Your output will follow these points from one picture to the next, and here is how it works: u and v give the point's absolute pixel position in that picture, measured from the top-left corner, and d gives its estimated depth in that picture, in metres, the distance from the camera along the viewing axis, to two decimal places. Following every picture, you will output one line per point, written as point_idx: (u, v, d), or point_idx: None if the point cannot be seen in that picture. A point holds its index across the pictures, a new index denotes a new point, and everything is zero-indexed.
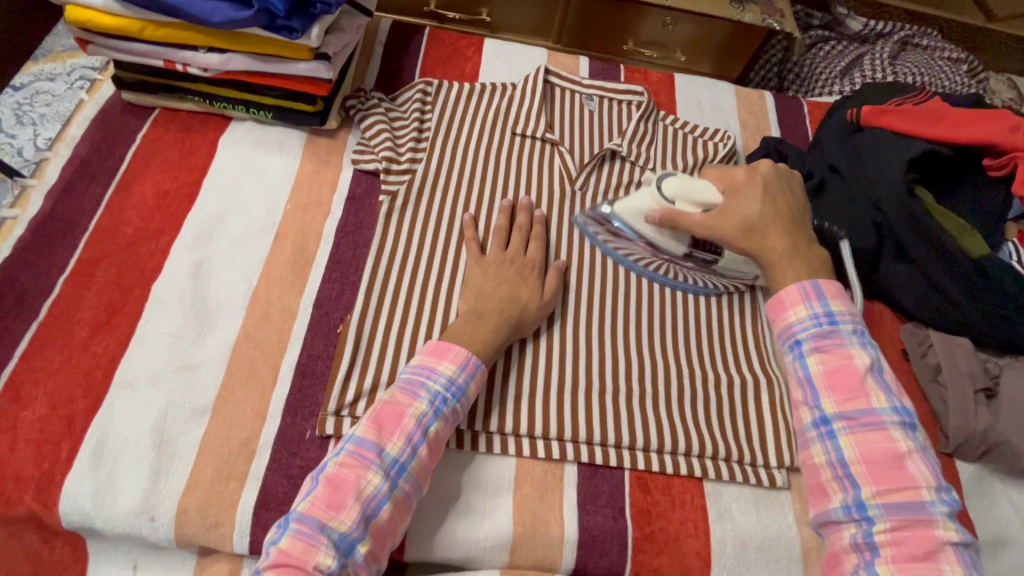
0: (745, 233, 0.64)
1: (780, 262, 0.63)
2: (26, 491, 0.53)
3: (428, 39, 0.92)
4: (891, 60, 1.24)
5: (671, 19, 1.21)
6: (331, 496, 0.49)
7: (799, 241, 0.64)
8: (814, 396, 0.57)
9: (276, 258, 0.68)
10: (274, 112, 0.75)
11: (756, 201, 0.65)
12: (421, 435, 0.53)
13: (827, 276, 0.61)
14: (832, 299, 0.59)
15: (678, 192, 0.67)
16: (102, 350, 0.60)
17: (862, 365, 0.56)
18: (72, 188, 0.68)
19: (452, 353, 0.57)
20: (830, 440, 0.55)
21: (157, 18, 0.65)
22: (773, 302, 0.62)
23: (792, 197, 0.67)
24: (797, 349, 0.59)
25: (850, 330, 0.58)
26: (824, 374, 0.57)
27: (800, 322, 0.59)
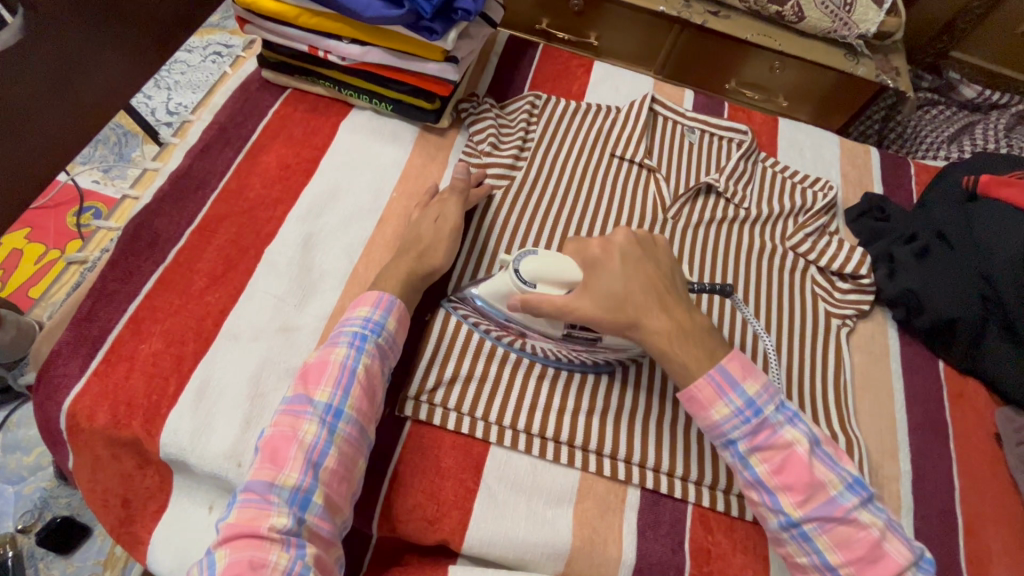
0: (615, 318, 0.56)
1: (667, 346, 0.56)
2: (135, 417, 0.57)
3: (541, 55, 0.95)
4: (1008, 131, 1.20)
5: (780, 63, 1.20)
6: (272, 455, 0.52)
7: (679, 319, 0.57)
8: (773, 500, 0.54)
9: (378, 239, 0.72)
10: (394, 105, 0.79)
11: (617, 280, 0.56)
12: (348, 376, 0.56)
13: (730, 353, 0.57)
14: (745, 383, 0.55)
15: (537, 274, 0.57)
16: (215, 300, 0.64)
17: (803, 452, 0.53)
18: (208, 150, 0.74)
19: (365, 299, 0.60)
20: (807, 543, 0.53)
21: (312, 7, 0.70)
22: (688, 400, 0.56)
23: (655, 264, 0.59)
24: (735, 450, 0.55)
25: (775, 412, 0.55)
26: (773, 474, 0.54)
27: (727, 421, 0.55)
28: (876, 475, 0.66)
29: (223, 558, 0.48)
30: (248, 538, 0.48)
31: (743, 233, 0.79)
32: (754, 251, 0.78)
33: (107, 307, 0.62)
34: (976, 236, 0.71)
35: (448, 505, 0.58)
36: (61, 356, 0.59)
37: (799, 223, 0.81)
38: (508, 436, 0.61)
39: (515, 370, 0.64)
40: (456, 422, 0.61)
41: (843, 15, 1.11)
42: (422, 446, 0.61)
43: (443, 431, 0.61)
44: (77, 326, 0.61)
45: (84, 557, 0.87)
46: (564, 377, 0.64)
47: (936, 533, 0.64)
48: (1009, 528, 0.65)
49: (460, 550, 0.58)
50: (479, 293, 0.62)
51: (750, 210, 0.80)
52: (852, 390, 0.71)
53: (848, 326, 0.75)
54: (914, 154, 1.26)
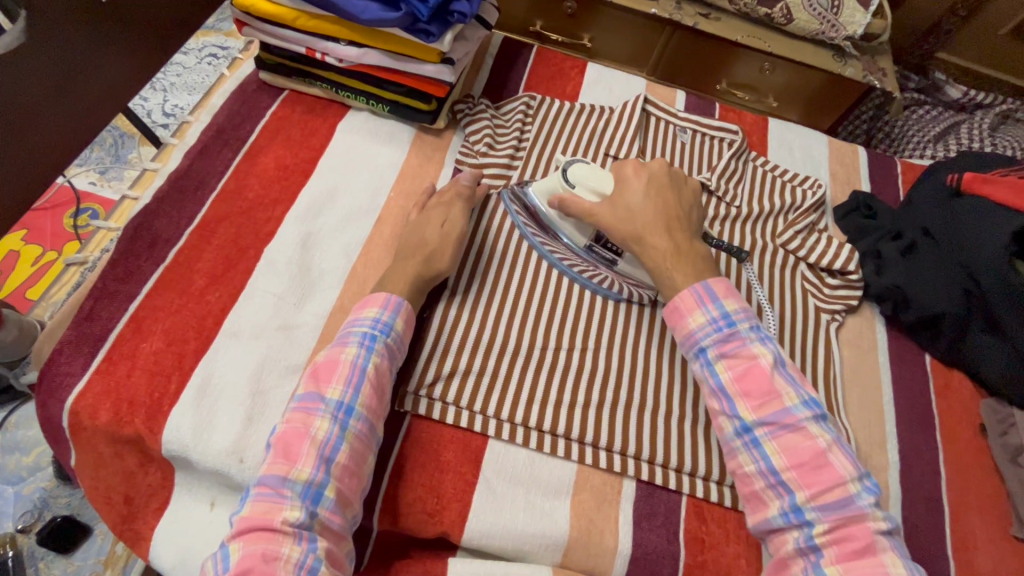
0: (627, 228, 0.65)
1: (663, 262, 0.63)
2: (137, 415, 0.58)
3: (536, 57, 0.97)
4: (991, 131, 1.23)
5: (769, 65, 1.22)
6: (285, 451, 0.53)
7: (680, 243, 0.64)
8: (730, 405, 0.57)
9: (375, 239, 0.73)
10: (391, 106, 0.80)
11: (639, 196, 0.66)
12: (359, 374, 0.56)
13: (716, 276, 0.63)
14: (723, 299, 0.60)
15: (581, 179, 0.68)
16: (215, 299, 0.65)
17: (766, 364, 0.57)
18: (207, 150, 0.75)
19: (375, 300, 0.62)
20: (756, 449, 0.56)
21: (310, 10, 0.71)
22: (671, 310, 0.62)
23: (678, 196, 0.68)
24: (703, 356, 0.60)
25: (748, 329, 0.60)
26: (735, 380, 0.58)
27: (700, 328, 0.60)
28: (865, 465, 0.68)
29: (237, 551, 0.48)
30: (261, 531, 0.49)
31: (734, 230, 0.81)
32: (745, 248, 0.79)
33: (108, 306, 0.63)
34: (958, 232, 0.73)
35: (447, 499, 0.59)
36: (62, 355, 0.60)
37: (789, 220, 0.83)
38: (507, 431, 0.62)
39: (512, 366, 0.65)
40: (454, 417, 0.62)
41: (831, 17, 1.14)
42: (422, 442, 0.62)
43: (442, 427, 0.63)
44: (78, 326, 0.61)
45: (84, 556, 0.88)
46: (561, 372, 0.65)
47: (922, 520, 0.65)
48: (994, 516, 0.67)
49: (460, 543, 0.59)
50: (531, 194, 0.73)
51: (741, 208, 0.82)
52: (841, 383, 0.73)
53: (837, 320, 0.77)
54: (901, 153, 1.28)
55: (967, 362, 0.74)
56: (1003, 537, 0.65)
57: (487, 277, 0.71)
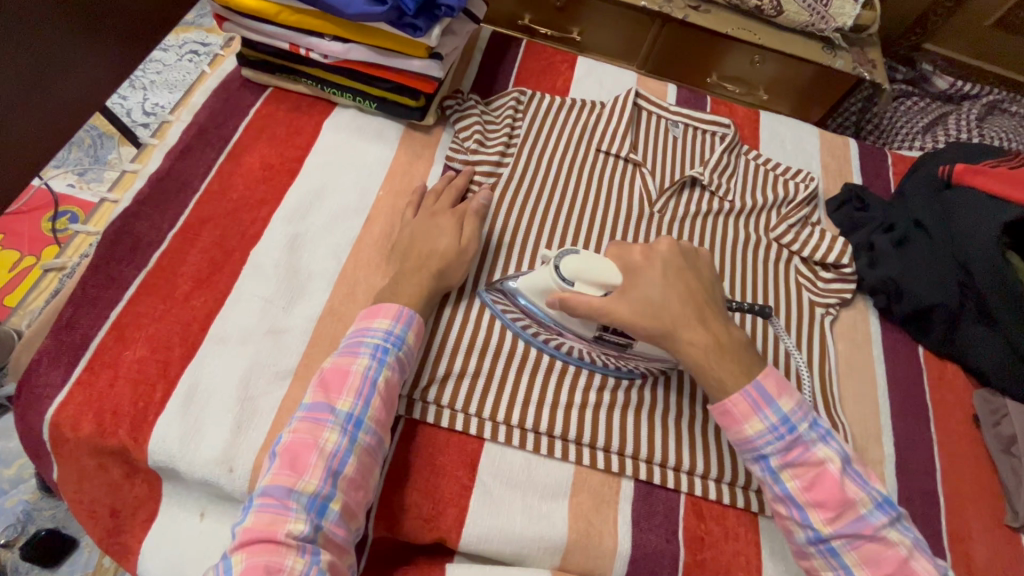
0: (655, 326, 0.57)
1: (705, 361, 0.57)
2: (121, 425, 0.56)
3: (525, 51, 0.95)
4: (978, 122, 1.24)
5: (759, 57, 1.21)
6: (291, 462, 0.51)
7: (718, 332, 0.58)
8: (802, 515, 0.54)
9: (365, 240, 0.71)
10: (378, 103, 0.79)
11: (658, 287, 0.58)
12: (370, 387, 0.55)
13: (764, 369, 0.57)
14: (780, 400, 0.56)
15: (579, 274, 0.58)
16: (200, 304, 0.63)
17: (835, 470, 0.54)
18: (189, 150, 0.73)
19: (383, 311, 0.60)
20: (834, 557, 0.54)
21: (293, 4, 0.69)
22: (722, 414, 0.56)
23: (697, 278, 0.61)
24: (766, 465, 0.55)
25: (809, 429, 0.56)
26: (804, 490, 0.54)
27: (760, 437, 0.55)
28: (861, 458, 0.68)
29: (240, 562, 0.47)
30: (265, 543, 0.48)
31: (728, 224, 0.80)
32: (739, 243, 0.79)
33: (88, 313, 0.61)
34: (951, 224, 0.74)
35: (444, 504, 0.58)
36: (41, 365, 0.58)
37: (782, 214, 0.82)
38: (503, 433, 0.61)
39: (507, 366, 0.64)
40: (449, 420, 0.61)
41: (820, 8, 1.13)
42: (418, 446, 0.61)
43: (437, 429, 0.61)
44: (57, 334, 0.59)
45: (71, 569, 0.86)
46: (557, 372, 0.64)
47: (919, 514, 0.65)
48: (989, 506, 0.67)
49: (458, 548, 0.58)
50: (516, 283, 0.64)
51: (734, 202, 0.81)
52: (837, 377, 0.73)
53: (831, 314, 0.77)
54: (890, 145, 1.28)
55: (960, 353, 0.74)
56: (998, 528, 0.66)
57: (481, 276, 0.69)
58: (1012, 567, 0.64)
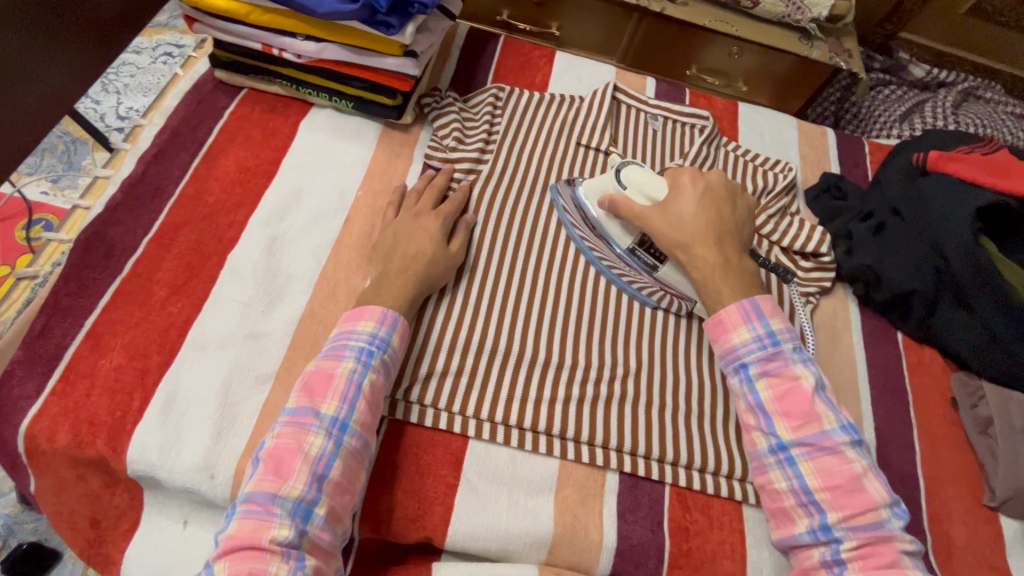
0: (675, 236, 0.65)
1: (706, 274, 0.64)
2: (98, 436, 0.55)
3: (503, 47, 0.95)
4: (954, 109, 1.25)
5: (737, 49, 1.22)
6: (275, 467, 0.51)
7: (726, 256, 0.65)
8: (768, 422, 0.57)
9: (344, 240, 0.71)
10: (355, 102, 0.78)
11: (693, 205, 0.67)
12: (355, 390, 0.55)
13: (762, 294, 0.63)
14: (770, 318, 0.61)
15: (634, 181, 0.69)
16: (177, 311, 0.62)
17: (807, 387, 0.57)
18: (162, 155, 0.72)
19: (367, 313, 0.59)
20: (789, 466, 0.56)
21: (263, 4, 0.69)
22: (715, 323, 0.62)
23: (732, 210, 0.68)
24: (744, 372, 0.60)
25: (791, 349, 0.60)
26: (775, 400, 0.58)
27: (744, 345, 0.60)
28: None
29: (222, 571, 0.47)
30: (248, 550, 0.47)
31: None
32: None
33: (62, 322, 0.60)
34: (926, 212, 0.74)
35: (430, 503, 0.58)
36: (14, 376, 0.57)
37: (761, 204, 0.83)
38: (487, 430, 0.61)
39: (490, 363, 0.64)
40: (433, 419, 0.61)
41: None
42: (403, 447, 0.60)
43: (420, 429, 0.61)
44: (30, 344, 0.58)
45: None
46: (540, 367, 0.64)
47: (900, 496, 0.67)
48: (967, 486, 0.68)
49: (445, 547, 0.58)
50: (582, 195, 0.72)
51: None
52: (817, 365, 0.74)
53: (812, 303, 0.77)
54: (868, 133, 1.30)
55: (937, 338, 0.75)
56: (976, 508, 0.67)
57: (462, 274, 0.69)
58: (990, 545, 0.65)
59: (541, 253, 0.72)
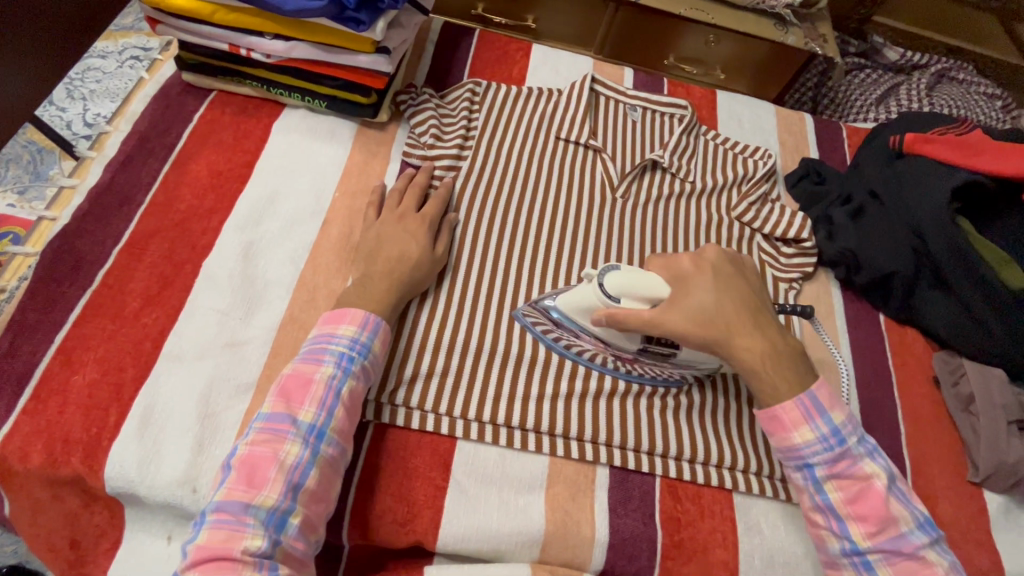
0: (711, 336, 0.58)
1: (761, 366, 0.58)
2: (74, 454, 0.54)
3: (478, 41, 0.93)
4: (928, 91, 1.26)
5: (714, 37, 1.22)
6: (248, 475, 0.50)
7: (770, 338, 0.59)
8: (842, 527, 0.55)
9: (323, 244, 0.69)
10: (328, 102, 0.76)
11: (710, 296, 0.59)
12: (334, 398, 0.54)
13: (817, 380, 0.58)
14: (832, 412, 0.57)
15: (624, 288, 0.59)
16: (152, 322, 0.61)
17: (881, 487, 0.55)
18: (130, 162, 0.70)
19: (348, 316, 0.58)
20: (868, 573, 0.54)
21: (228, 3, 0.67)
22: (769, 419, 0.57)
23: (744, 283, 0.61)
24: (810, 473, 0.56)
25: (858, 444, 0.56)
26: (847, 502, 0.55)
27: (809, 446, 0.56)
28: None
29: None
30: (219, 561, 0.46)
31: (690, 205, 0.81)
32: (701, 224, 0.79)
33: (31, 338, 0.58)
34: (905, 194, 0.76)
35: (419, 506, 0.58)
36: None
37: (742, 192, 0.83)
38: (474, 430, 0.61)
39: (475, 363, 0.63)
40: (419, 421, 0.60)
41: None
42: (389, 449, 0.60)
43: (406, 431, 0.61)
44: None
45: None
46: (526, 364, 0.64)
47: None
48: (951, 464, 0.69)
49: (435, 549, 0.58)
50: (560, 303, 0.64)
51: (695, 182, 0.82)
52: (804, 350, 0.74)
53: (795, 289, 0.78)
54: (845, 118, 1.31)
55: (918, 319, 0.76)
56: (961, 484, 0.68)
57: (445, 274, 0.68)
58: (976, 520, 0.66)
59: (523, 250, 0.72)
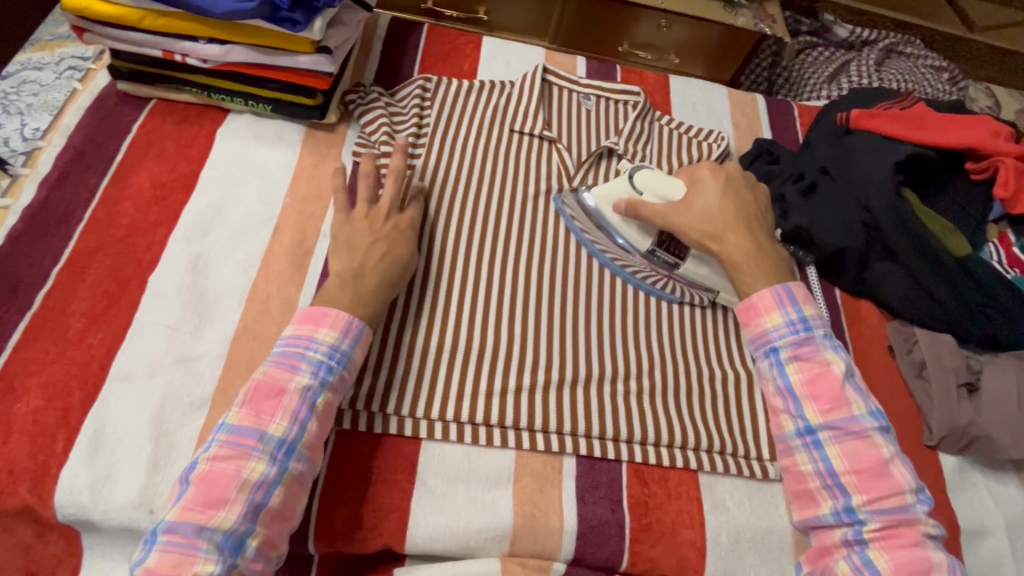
0: (705, 228, 0.67)
1: (741, 261, 0.65)
2: (21, 484, 0.52)
3: (427, 36, 0.92)
4: (877, 66, 1.29)
5: (666, 22, 1.23)
6: (206, 495, 0.49)
7: (758, 242, 0.66)
8: (797, 406, 0.59)
9: (275, 251, 0.68)
10: (273, 105, 0.75)
11: (715, 197, 0.69)
12: (307, 411, 0.53)
13: (794, 281, 0.64)
14: (803, 305, 0.62)
15: (647, 184, 0.72)
16: (98, 342, 0.59)
17: (838, 372, 0.59)
18: (66, 178, 0.67)
19: (329, 319, 0.57)
20: (816, 450, 0.57)
21: (156, 8, 0.65)
22: (746, 307, 0.64)
23: (753, 197, 0.70)
24: (775, 356, 0.61)
25: (823, 337, 0.61)
26: (805, 384, 0.59)
27: (777, 330, 0.61)
28: None
29: None
30: None
31: None
32: None
33: None
34: (853, 169, 0.78)
35: (385, 510, 0.57)
36: None
37: None
38: (439, 430, 0.60)
39: (437, 363, 0.63)
40: (383, 425, 0.60)
41: None
42: (353, 455, 0.59)
43: (368, 435, 0.60)
44: None
45: None
46: (488, 360, 0.64)
47: None
48: (909, 427, 0.71)
49: (404, 552, 0.58)
50: (593, 198, 0.74)
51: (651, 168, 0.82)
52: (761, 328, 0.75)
53: None
54: (799, 96, 1.32)
55: (871, 290, 0.77)
56: (917, 447, 0.70)
57: (425, 281, 0.68)
58: (933, 481, 0.68)
59: (482, 244, 0.71)
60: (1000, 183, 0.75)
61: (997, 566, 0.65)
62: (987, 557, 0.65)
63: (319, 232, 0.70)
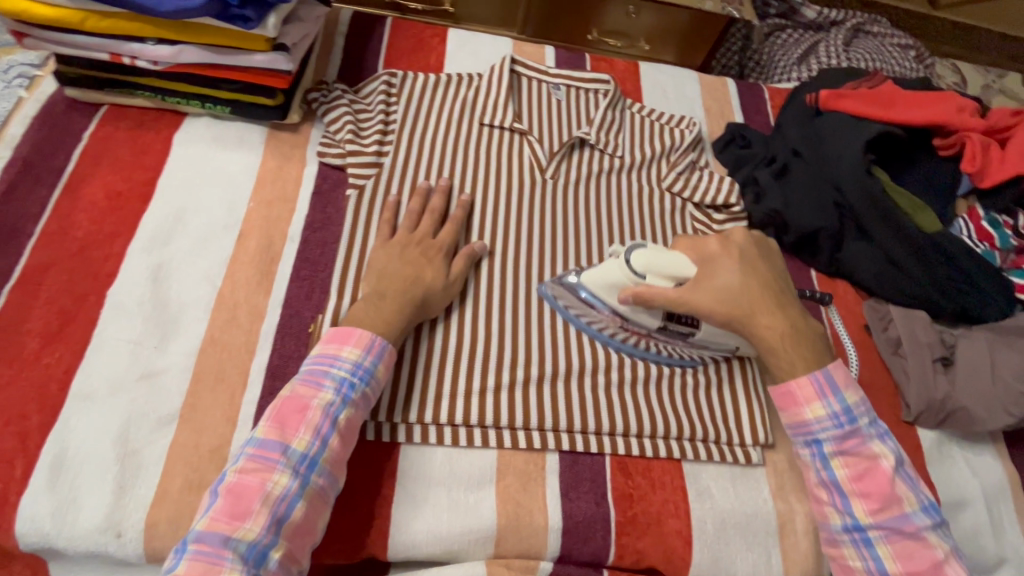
0: (733, 310, 0.62)
1: (778, 345, 0.62)
2: None
3: (390, 30, 0.90)
4: (845, 46, 1.30)
5: (634, 7, 1.22)
6: (232, 506, 0.48)
7: (792, 320, 0.63)
8: (844, 502, 0.58)
9: (240, 258, 0.65)
10: (232, 107, 0.72)
11: (733, 273, 0.63)
12: (330, 426, 0.52)
13: (832, 361, 0.62)
14: (845, 392, 0.60)
15: (650, 266, 0.62)
16: (55, 361, 0.56)
17: (887, 467, 0.57)
18: (14, 191, 0.64)
19: (354, 337, 0.56)
20: (866, 548, 0.57)
21: (100, 9, 0.62)
22: (784, 394, 0.61)
23: (767, 265, 0.66)
24: (818, 448, 0.60)
25: (868, 425, 0.59)
26: (852, 480, 0.58)
27: (819, 421, 0.59)
28: None
29: None
30: None
31: (621, 181, 0.80)
32: (633, 198, 0.79)
33: None
34: (825, 149, 0.78)
35: (368, 517, 0.56)
36: None
37: (671, 162, 0.83)
38: (418, 433, 0.59)
39: (418, 364, 0.62)
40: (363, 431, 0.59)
41: None
42: None
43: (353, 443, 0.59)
44: None
45: None
46: (465, 360, 0.63)
47: None
48: (887, 405, 0.71)
49: (387, 558, 0.57)
50: (581, 281, 0.65)
51: (624, 158, 0.82)
52: None
53: None
54: (770, 79, 1.32)
55: (847, 272, 0.77)
56: (896, 424, 0.70)
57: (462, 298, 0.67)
58: (913, 457, 0.69)
59: (487, 254, 0.70)
60: (966, 159, 0.76)
61: (977, 537, 0.66)
62: (968, 528, 0.66)
63: (285, 236, 0.68)
